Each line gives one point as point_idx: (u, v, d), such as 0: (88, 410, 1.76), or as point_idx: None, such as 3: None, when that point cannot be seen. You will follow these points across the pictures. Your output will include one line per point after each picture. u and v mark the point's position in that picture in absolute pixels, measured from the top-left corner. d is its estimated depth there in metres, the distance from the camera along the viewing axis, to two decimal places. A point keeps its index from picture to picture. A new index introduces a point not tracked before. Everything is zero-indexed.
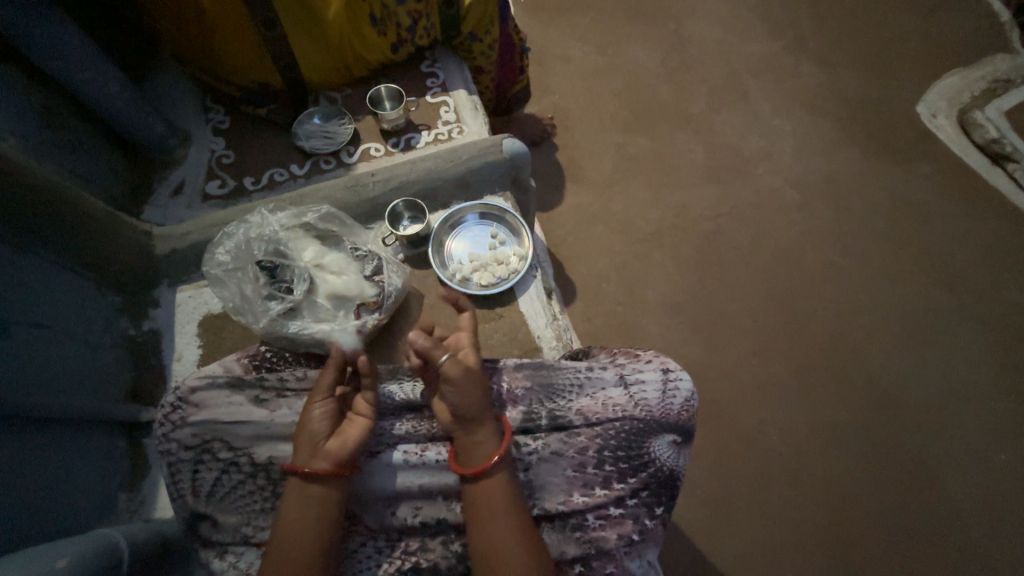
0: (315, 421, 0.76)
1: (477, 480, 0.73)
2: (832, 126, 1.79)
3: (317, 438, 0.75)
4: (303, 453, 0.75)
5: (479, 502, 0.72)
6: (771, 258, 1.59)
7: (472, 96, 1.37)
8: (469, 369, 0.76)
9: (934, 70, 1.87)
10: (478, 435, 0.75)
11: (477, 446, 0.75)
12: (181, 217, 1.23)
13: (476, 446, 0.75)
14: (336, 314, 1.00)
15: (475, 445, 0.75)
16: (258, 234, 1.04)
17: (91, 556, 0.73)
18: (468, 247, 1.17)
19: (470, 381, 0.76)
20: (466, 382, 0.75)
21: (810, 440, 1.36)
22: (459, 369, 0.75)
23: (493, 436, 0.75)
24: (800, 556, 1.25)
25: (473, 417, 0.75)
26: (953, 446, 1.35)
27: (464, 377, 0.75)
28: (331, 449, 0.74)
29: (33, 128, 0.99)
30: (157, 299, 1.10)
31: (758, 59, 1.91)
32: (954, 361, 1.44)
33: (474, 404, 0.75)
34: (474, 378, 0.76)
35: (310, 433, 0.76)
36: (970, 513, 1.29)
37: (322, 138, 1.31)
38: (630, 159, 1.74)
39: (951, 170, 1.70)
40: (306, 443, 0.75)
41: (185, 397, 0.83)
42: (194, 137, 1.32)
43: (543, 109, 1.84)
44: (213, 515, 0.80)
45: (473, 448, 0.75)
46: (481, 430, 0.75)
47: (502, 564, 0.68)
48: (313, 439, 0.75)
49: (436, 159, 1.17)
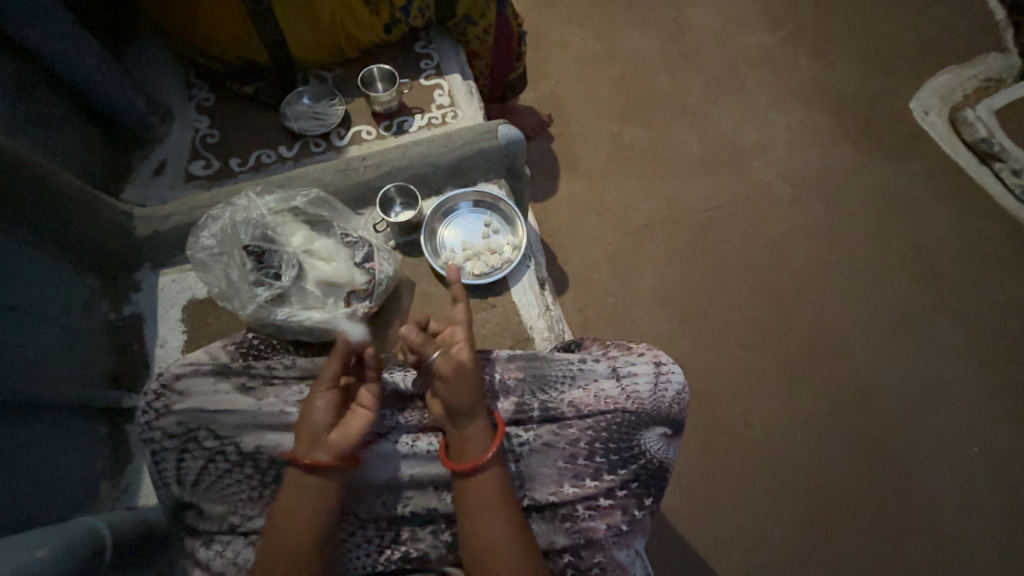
0: (318, 413, 0.75)
1: (468, 476, 0.73)
2: (826, 120, 1.79)
3: (319, 429, 0.74)
4: (302, 445, 0.74)
5: (473, 495, 0.72)
6: (761, 252, 1.60)
7: (467, 81, 1.33)
8: (460, 365, 0.76)
9: (928, 67, 1.87)
10: (470, 429, 0.74)
11: (470, 441, 0.74)
12: (163, 198, 1.20)
13: (469, 442, 0.74)
14: (325, 301, 0.99)
15: (468, 440, 0.74)
16: (246, 218, 1.01)
17: (74, 543, 0.72)
18: (460, 235, 1.16)
19: (461, 376, 0.75)
20: (457, 377, 0.75)
21: (792, 431, 1.39)
22: (451, 364, 0.76)
23: (487, 430, 0.75)
24: (778, 541, 1.29)
25: (465, 412, 0.75)
26: (928, 439, 1.39)
27: (455, 372, 0.75)
28: (333, 441, 0.73)
29: (6, 100, 0.93)
30: (138, 283, 1.08)
31: (756, 50, 1.90)
32: (933, 356, 1.48)
33: (467, 399, 0.75)
34: (466, 372, 0.76)
35: (311, 424, 0.75)
36: (941, 503, 1.33)
37: (311, 119, 1.27)
38: (625, 149, 1.73)
39: (940, 168, 1.72)
40: (306, 434, 0.74)
41: (169, 384, 0.81)
42: (176, 114, 1.28)
43: (539, 95, 1.81)
44: (199, 503, 0.79)
45: (466, 443, 0.74)
46: (472, 425, 0.74)
47: (495, 557, 0.68)
48: (314, 430, 0.74)
49: (429, 144, 1.14)
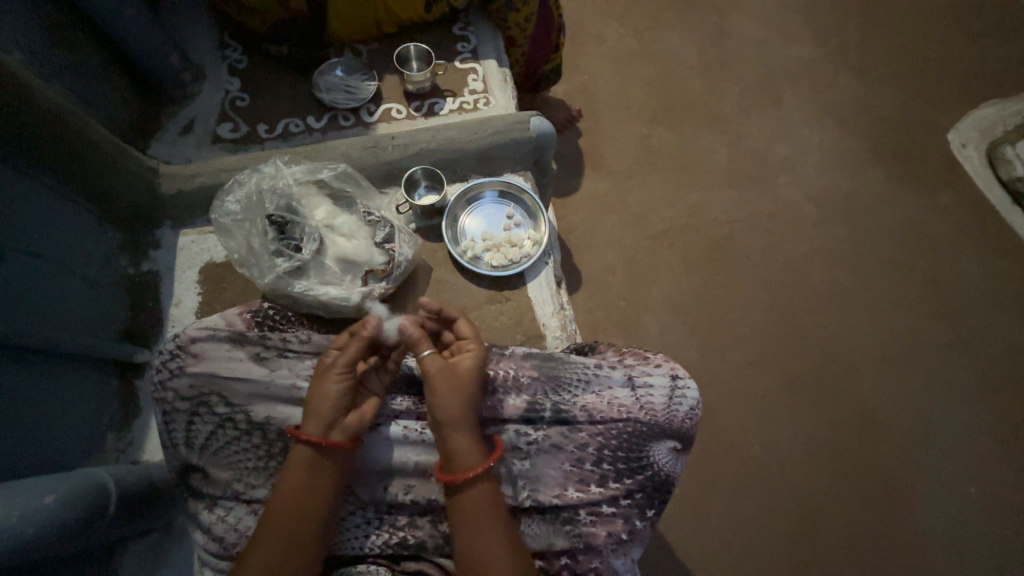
0: (333, 396, 0.75)
1: (461, 489, 0.71)
2: (861, 143, 1.75)
3: (333, 414, 0.74)
4: (315, 426, 0.74)
5: (470, 503, 0.71)
6: (779, 271, 1.58)
7: (502, 68, 1.30)
8: (448, 367, 0.76)
9: (972, 98, 1.82)
10: (468, 438, 0.73)
11: (458, 455, 0.72)
12: (189, 158, 1.19)
13: (455, 455, 0.72)
14: (342, 278, 0.98)
15: (459, 451, 0.72)
16: (272, 186, 1.02)
17: (80, 493, 0.74)
18: (482, 225, 1.15)
19: (453, 380, 0.75)
20: (444, 379, 0.75)
21: (790, 454, 1.39)
22: (438, 365, 0.76)
23: (480, 449, 0.73)
24: (763, 559, 1.29)
25: (452, 419, 0.73)
26: (925, 475, 1.38)
27: (441, 375, 0.75)
28: (350, 424, 0.75)
29: (42, 44, 0.92)
30: (158, 241, 1.09)
31: (796, 63, 1.85)
32: (941, 393, 1.46)
33: (458, 404, 0.74)
34: (457, 377, 0.75)
35: (324, 406, 0.74)
36: (932, 540, 1.33)
37: (343, 92, 1.25)
38: (653, 153, 1.70)
39: (971, 203, 1.68)
40: (323, 416, 0.74)
41: (184, 346, 0.82)
42: (208, 74, 1.26)
43: (570, 89, 1.78)
44: (206, 468, 0.79)
45: (455, 454, 0.72)
46: (463, 437, 0.73)
47: (487, 568, 0.67)
48: (328, 413, 0.74)
49: (459, 129, 1.12)
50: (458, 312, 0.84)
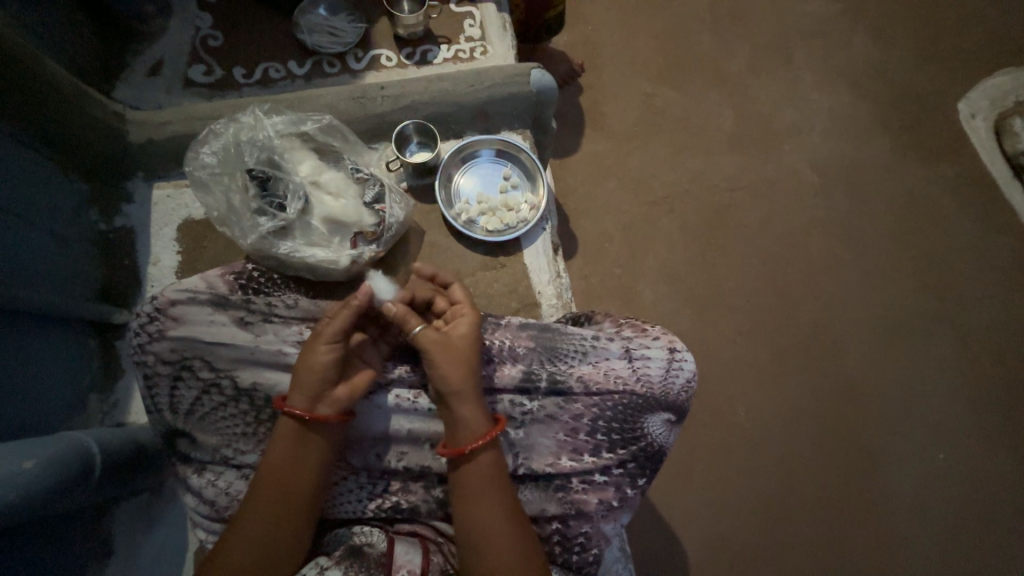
0: (322, 368, 0.72)
1: (459, 462, 0.71)
2: (870, 109, 1.68)
3: (325, 384, 0.72)
4: (304, 399, 0.71)
5: (466, 480, 0.70)
6: (777, 241, 1.55)
7: (501, 13, 1.20)
8: (443, 339, 0.74)
9: (988, 64, 1.74)
10: (471, 410, 0.72)
11: (463, 427, 0.71)
12: (158, 103, 1.09)
13: (460, 424, 0.72)
14: (330, 240, 0.94)
15: (464, 422, 0.71)
16: (251, 138, 0.95)
17: (64, 456, 0.72)
18: (477, 186, 1.09)
19: (450, 351, 0.73)
20: (441, 352, 0.73)
21: (772, 420, 1.43)
22: (432, 338, 0.73)
23: (484, 419, 0.72)
24: (739, 515, 1.36)
25: (456, 392, 0.72)
26: (897, 441, 1.44)
27: (438, 347, 0.73)
28: (339, 397, 0.72)
29: None
30: (130, 195, 1.02)
31: (812, 20, 1.74)
32: (922, 368, 1.49)
33: (458, 377, 0.72)
34: (455, 347, 0.73)
35: (317, 377, 0.71)
36: (896, 501, 1.40)
37: (327, 35, 1.15)
38: (656, 113, 1.62)
39: (973, 178, 1.65)
40: (309, 388, 0.71)
41: (162, 309, 0.78)
42: (175, 7, 1.14)
43: (573, 41, 1.66)
44: (192, 433, 0.78)
45: (460, 425, 0.72)
46: (469, 407, 0.72)
47: (487, 541, 0.67)
48: (317, 387, 0.71)
49: (455, 81, 1.04)
50: (452, 278, 0.83)
